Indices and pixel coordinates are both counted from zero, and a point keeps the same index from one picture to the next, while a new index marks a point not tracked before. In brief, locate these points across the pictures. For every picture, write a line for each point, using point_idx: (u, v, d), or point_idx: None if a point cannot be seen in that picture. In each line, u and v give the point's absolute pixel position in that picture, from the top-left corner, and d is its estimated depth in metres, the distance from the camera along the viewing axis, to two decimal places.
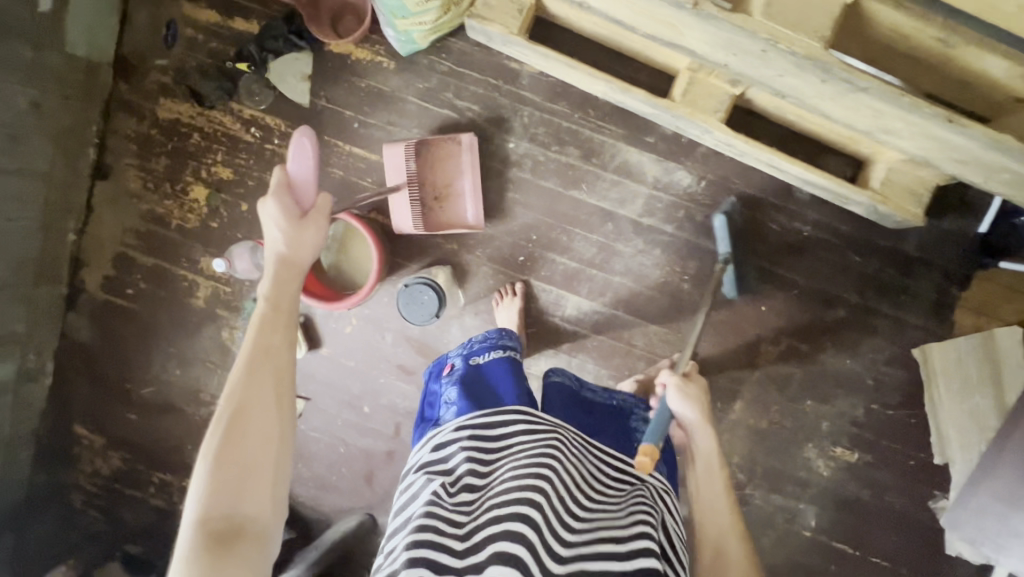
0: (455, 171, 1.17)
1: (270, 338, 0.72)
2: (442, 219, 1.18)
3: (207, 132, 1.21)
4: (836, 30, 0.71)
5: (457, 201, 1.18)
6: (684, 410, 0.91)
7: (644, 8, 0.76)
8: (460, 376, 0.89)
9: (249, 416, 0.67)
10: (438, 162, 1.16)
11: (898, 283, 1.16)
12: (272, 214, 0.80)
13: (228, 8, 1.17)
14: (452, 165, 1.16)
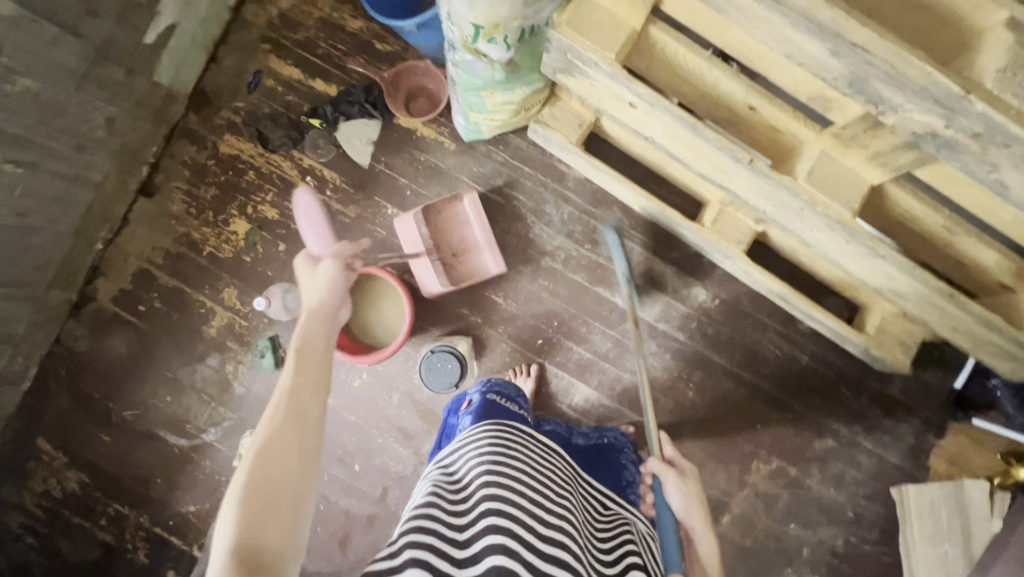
0: (466, 228, 1.23)
1: (299, 376, 0.69)
2: (460, 275, 1.23)
3: (264, 172, 1.27)
4: (862, 205, 0.83)
5: (473, 255, 1.24)
6: (689, 512, 0.85)
7: (704, 152, 0.88)
8: (477, 408, 0.87)
9: (275, 446, 0.60)
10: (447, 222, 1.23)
11: (881, 422, 1.25)
12: (326, 265, 0.85)
13: (312, 69, 1.26)
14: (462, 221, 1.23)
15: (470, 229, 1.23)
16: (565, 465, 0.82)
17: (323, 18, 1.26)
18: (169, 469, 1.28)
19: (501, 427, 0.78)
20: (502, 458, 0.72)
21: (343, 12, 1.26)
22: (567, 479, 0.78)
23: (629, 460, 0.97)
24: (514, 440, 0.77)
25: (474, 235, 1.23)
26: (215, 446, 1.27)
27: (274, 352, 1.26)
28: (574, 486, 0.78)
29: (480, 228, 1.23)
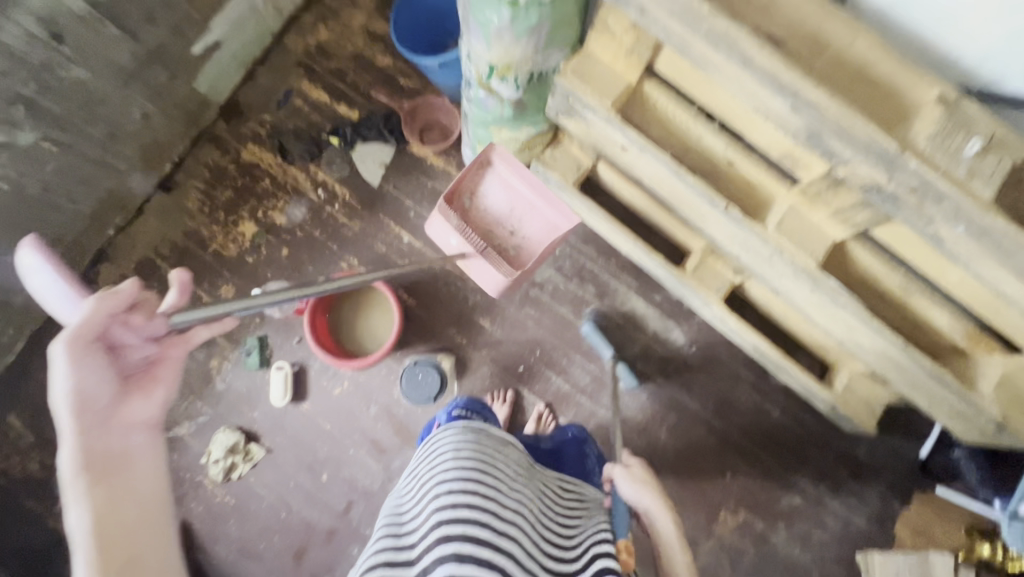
0: (509, 201, 1.26)
1: (107, 485, 0.55)
2: (522, 249, 1.27)
3: (279, 181, 1.35)
4: (827, 259, 0.90)
5: (528, 225, 1.28)
6: (639, 496, 0.92)
7: (686, 197, 0.96)
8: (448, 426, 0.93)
9: (122, 549, 0.55)
10: (485, 205, 1.27)
11: (847, 484, 1.27)
12: (73, 352, 0.54)
13: (338, 95, 1.37)
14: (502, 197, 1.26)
15: (511, 203, 1.26)
16: (523, 459, 0.89)
17: (356, 52, 1.38)
18: None
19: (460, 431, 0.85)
20: (456, 457, 0.79)
21: (374, 48, 1.38)
22: (522, 474, 0.84)
23: (591, 452, 1.08)
24: (468, 442, 0.83)
25: (518, 205, 1.27)
26: (185, 440, 1.27)
27: (261, 350, 1.27)
28: (528, 480, 0.85)
29: (523, 200, 1.27)
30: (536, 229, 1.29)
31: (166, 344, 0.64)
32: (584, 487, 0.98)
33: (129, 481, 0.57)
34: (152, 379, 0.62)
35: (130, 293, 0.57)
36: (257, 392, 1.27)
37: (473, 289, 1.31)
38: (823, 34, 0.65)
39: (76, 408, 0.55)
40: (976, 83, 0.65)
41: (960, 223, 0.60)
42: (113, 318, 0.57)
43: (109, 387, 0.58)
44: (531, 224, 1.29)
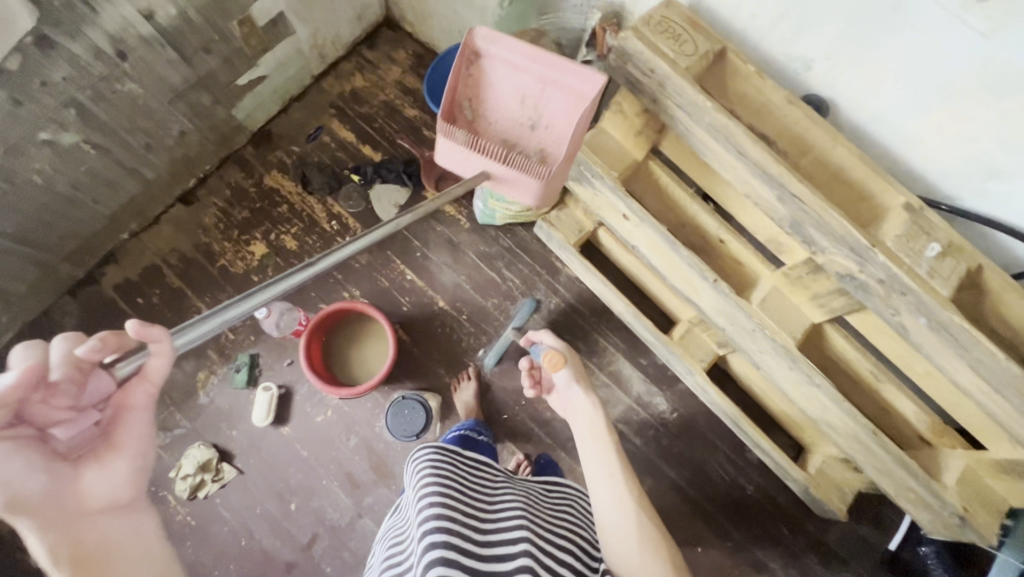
0: (519, 94, 0.92)
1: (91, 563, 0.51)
2: (547, 144, 0.93)
3: (296, 208, 1.41)
4: (805, 340, 0.96)
5: (549, 112, 0.92)
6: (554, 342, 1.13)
7: (680, 269, 1.03)
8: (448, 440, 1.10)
9: None
10: (490, 111, 0.94)
11: (816, 571, 1.26)
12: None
13: (365, 138, 1.46)
14: (509, 93, 0.93)
15: (522, 96, 0.93)
16: (502, 475, 0.98)
17: (387, 101, 1.49)
18: None
19: (435, 446, 0.94)
20: (435, 473, 0.87)
21: (404, 101, 1.49)
22: (501, 493, 0.90)
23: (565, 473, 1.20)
24: (447, 459, 0.93)
25: (528, 91, 0.92)
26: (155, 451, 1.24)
27: (250, 368, 1.28)
28: (513, 491, 0.91)
29: (534, 80, 0.91)
30: (558, 109, 0.92)
31: (117, 396, 0.55)
32: (567, 485, 1.04)
33: (113, 565, 0.52)
34: (109, 448, 0.54)
35: (27, 377, 0.48)
36: (238, 411, 1.27)
37: (467, 333, 1.35)
38: (810, 140, 0.75)
39: (17, 516, 0.48)
40: (939, 196, 0.74)
41: (923, 316, 0.67)
42: (27, 398, 0.49)
43: (49, 475, 0.50)
44: (552, 106, 0.92)
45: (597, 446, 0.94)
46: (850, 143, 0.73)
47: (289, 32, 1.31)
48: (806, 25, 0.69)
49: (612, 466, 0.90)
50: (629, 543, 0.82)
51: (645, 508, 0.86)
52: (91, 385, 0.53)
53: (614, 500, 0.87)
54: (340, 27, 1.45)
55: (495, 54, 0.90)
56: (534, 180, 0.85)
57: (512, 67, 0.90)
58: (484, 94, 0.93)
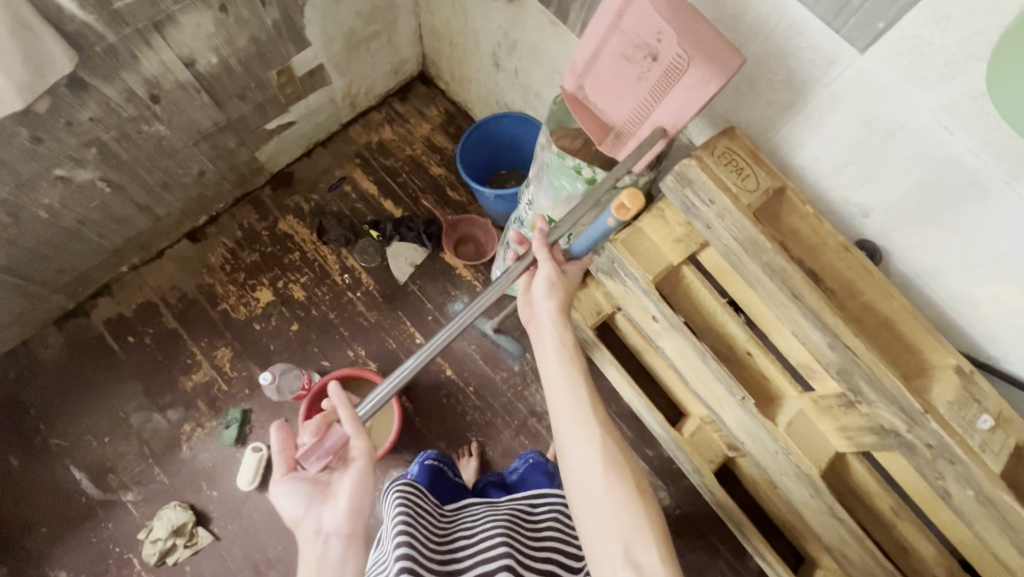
0: (619, 55, 0.74)
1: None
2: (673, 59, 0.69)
3: (308, 257, 1.36)
4: (828, 467, 0.95)
5: (647, 27, 0.69)
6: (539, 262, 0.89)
7: (706, 378, 1.01)
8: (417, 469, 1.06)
9: None
10: (611, 102, 0.79)
11: None
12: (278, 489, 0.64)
13: (387, 191, 1.44)
14: (610, 70, 0.76)
15: (627, 56, 0.73)
16: (482, 507, 0.96)
17: (413, 157, 1.47)
18: (65, 519, 1.15)
19: (409, 483, 0.94)
20: (414, 512, 0.88)
21: (431, 158, 1.47)
22: (465, 520, 0.92)
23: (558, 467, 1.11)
24: (423, 499, 0.93)
25: (622, 44, 0.73)
26: (127, 507, 1.16)
27: (241, 425, 1.21)
28: (494, 515, 0.90)
29: (620, 36, 0.72)
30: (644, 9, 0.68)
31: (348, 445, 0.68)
32: (554, 494, 0.98)
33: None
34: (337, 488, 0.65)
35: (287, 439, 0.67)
36: (223, 469, 1.19)
37: (472, 406, 1.30)
38: (861, 287, 0.73)
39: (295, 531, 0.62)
40: (982, 355, 0.74)
41: (970, 488, 0.65)
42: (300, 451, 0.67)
43: (307, 504, 0.63)
44: (653, 24, 0.68)
45: (577, 417, 0.75)
46: (904, 296, 0.72)
47: (325, 82, 1.29)
48: (870, 179, 0.69)
49: (592, 439, 0.72)
50: (614, 534, 0.66)
51: (628, 475, 0.70)
52: (332, 437, 0.68)
53: (591, 482, 0.70)
54: (375, 79, 1.43)
55: (575, 71, 0.80)
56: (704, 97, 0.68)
57: (596, 54, 0.76)
58: (599, 94, 0.80)
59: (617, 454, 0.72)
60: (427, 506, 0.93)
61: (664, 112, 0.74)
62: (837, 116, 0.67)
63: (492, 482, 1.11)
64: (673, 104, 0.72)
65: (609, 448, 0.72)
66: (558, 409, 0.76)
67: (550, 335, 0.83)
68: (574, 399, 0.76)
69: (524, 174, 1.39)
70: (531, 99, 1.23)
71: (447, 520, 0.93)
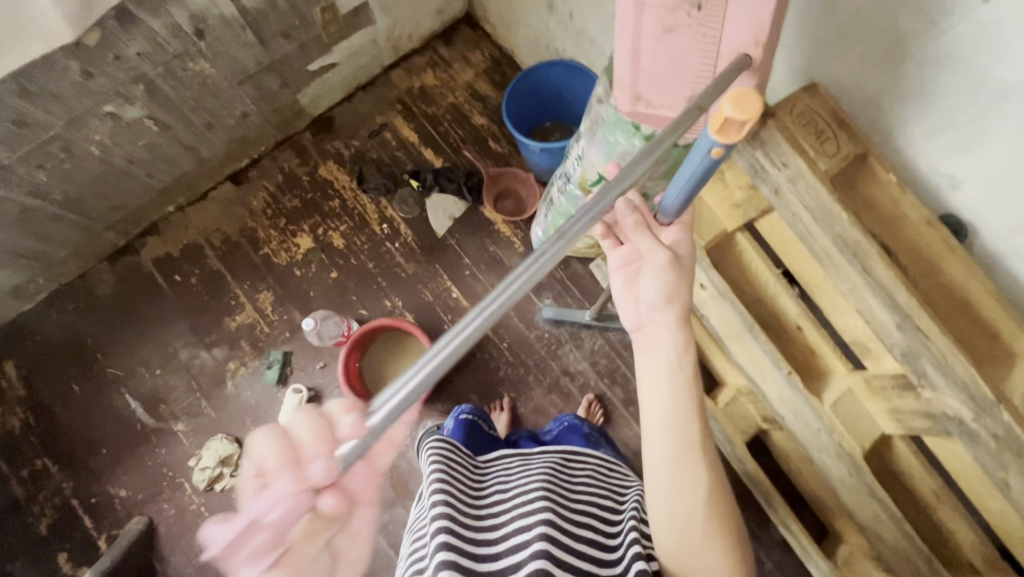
0: (661, 33, 0.68)
1: None
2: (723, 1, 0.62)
3: (347, 205, 1.36)
4: (870, 447, 0.92)
5: None
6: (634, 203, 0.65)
7: (749, 350, 0.98)
8: (452, 428, 1.07)
9: None
10: (664, 76, 0.72)
11: None
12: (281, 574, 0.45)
13: (427, 140, 1.40)
14: (655, 50, 0.70)
15: (670, 29, 0.67)
16: (516, 460, 0.93)
17: (456, 104, 1.42)
18: (122, 443, 1.23)
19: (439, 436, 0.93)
20: (448, 467, 0.85)
21: (474, 107, 1.42)
22: (502, 475, 0.88)
23: (591, 429, 1.13)
24: (456, 455, 0.90)
25: (659, 22, 0.67)
26: (177, 436, 1.23)
27: (282, 366, 1.25)
28: (530, 470, 0.85)
29: (653, 12, 0.66)
30: None
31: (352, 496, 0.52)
32: (588, 455, 0.96)
33: None
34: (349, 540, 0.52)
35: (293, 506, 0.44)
36: (265, 407, 1.24)
37: (505, 362, 1.31)
38: (939, 265, 0.68)
39: None
40: None
41: None
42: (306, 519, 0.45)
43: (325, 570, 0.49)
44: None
45: (686, 455, 0.62)
46: (986, 279, 0.67)
47: (369, 21, 1.24)
48: (977, 148, 0.62)
49: (698, 480, 0.62)
50: None
51: (718, 512, 0.63)
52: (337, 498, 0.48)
53: (688, 531, 0.62)
54: (419, 20, 1.37)
55: (625, 87, 0.76)
56: None
57: (636, 53, 0.71)
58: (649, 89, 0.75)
59: (717, 495, 0.63)
60: (461, 462, 0.90)
61: (731, 37, 0.63)
62: (945, 78, 0.60)
63: (527, 435, 1.14)
64: (740, 27, 0.62)
65: (711, 492, 0.63)
66: (661, 439, 0.62)
67: (665, 337, 0.63)
68: (685, 420, 0.62)
69: (570, 128, 1.33)
70: (584, 46, 1.16)
71: (480, 474, 0.89)
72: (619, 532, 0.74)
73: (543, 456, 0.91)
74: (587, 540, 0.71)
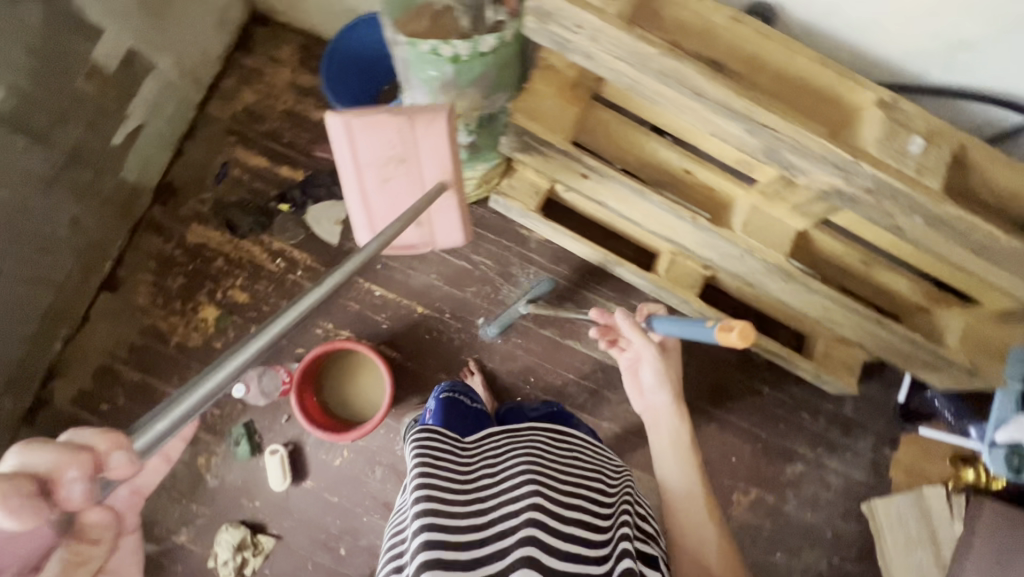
0: (380, 184, 0.82)
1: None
2: (416, 174, 0.82)
3: (232, 258, 1.28)
4: (793, 247, 0.95)
5: (387, 144, 0.79)
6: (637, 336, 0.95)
7: (653, 215, 0.99)
8: (434, 407, 1.04)
9: None
10: (387, 212, 0.86)
11: (841, 441, 1.35)
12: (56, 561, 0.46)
13: (278, 158, 1.32)
14: (380, 198, 0.84)
15: (387, 179, 0.82)
16: (502, 436, 0.92)
17: (288, 110, 1.33)
18: None
19: (425, 428, 0.89)
20: (432, 450, 0.83)
21: (306, 104, 1.33)
22: (489, 452, 0.88)
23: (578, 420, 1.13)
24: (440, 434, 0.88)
25: (375, 173, 0.81)
26: (185, 548, 1.20)
27: (249, 438, 1.22)
28: (516, 450, 0.86)
29: (370, 168, 0.80)
30: (371, 142, 0.78)
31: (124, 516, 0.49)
32: (574, 435, 0.97)
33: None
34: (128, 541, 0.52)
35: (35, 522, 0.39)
36: (255, 481, 1.22)
37: (455, 330, 1.30)
38: (762, 56, 0.68)
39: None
40: (903, 78, 0.73)
41: (918, 214, 0.65)
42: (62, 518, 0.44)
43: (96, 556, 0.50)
44: (384, 134, 0.77)
45: (694, 501, 0.89)
46: (809, 48, 0.67)
47: (149, 66, 1.13)
48: None
49: (704, 516, 0.88)
50: None
51: (724, 548, 0.84)
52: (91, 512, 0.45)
53: (702, 557, 0.83)
54: (203, 41, 1.25)
55: (362, 229, 0.87)
56: (443, 134, 0.78)
57: (363, 199, 0.83)
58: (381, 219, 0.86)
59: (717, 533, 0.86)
60: (446, 438, 0.89)
61: (432, 170, 0.81)
62: None
63: (510, 410, 1.14)
64: (430, 162, 0.81)
65: (714, 529, 0.86)
66: (672, 482, 0.92)
67: (664, 412, 0.99)
68: (686, 469, 0.93)
69: None
70: None
71: (463, 452, 0.88)
72: (609, 527, 0.77)
73: (533, 435, 0.90)
74: (578, 532, 0.72)
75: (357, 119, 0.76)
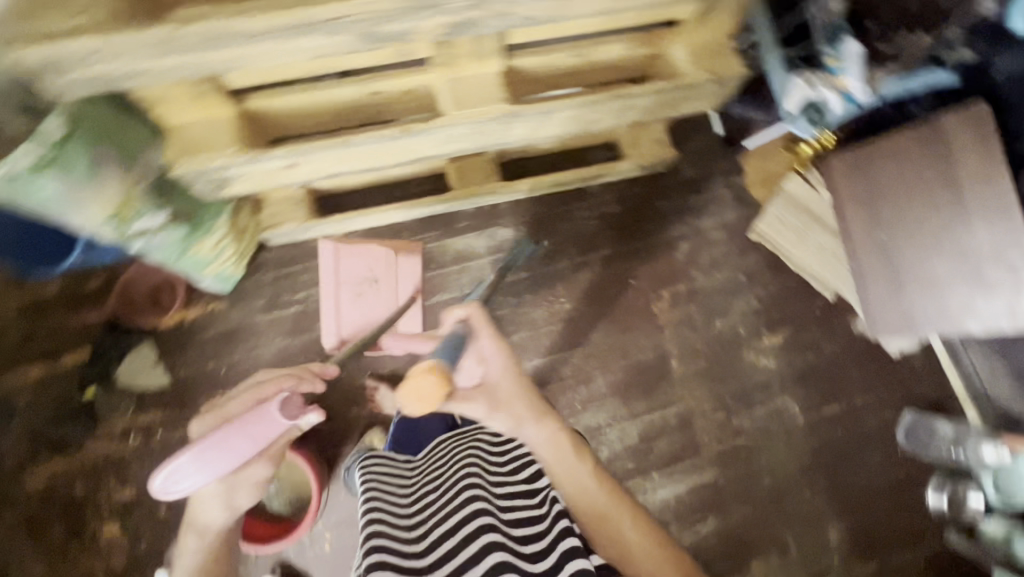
0: (353, 297, 1.19)
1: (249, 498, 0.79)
2: (380, 295, 1.20)
3: (88, 470, 1.17)
4: (510, 87, 0.93)
5: (355, 268, 1.18)
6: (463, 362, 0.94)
7: (384, 150, 0.95)
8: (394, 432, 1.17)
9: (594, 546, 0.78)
10: (357, 320, 1.20)
11: (697, 200, 1.43)
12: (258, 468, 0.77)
13: (51, 354, 1.19)
14: (349, 305, 1.19)
15: (358, 293, 1.19)
16: (450, 444, 0.99)
17: (22, 306, 1.20)
18: None
19: (369, 454, 1.02)
20: (382, 483, 0.91)
21: (34, 288, 1.20)
22: (433, 467, 0.94)
23: None
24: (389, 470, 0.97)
25: (351, 289, 1.19)
26: None
27: None
28: (459, 459, 0.91)
29: (347, 284, 1.19)
30: (352, 262, 1.18)
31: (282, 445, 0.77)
32: None
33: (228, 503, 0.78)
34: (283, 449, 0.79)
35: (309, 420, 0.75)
36: None
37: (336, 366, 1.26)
38: None
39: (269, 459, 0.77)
40: None
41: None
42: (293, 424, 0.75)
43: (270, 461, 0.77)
44: (361, 262, 1.19)
45: (583, 469, 0.88)
46: None
47: None
48: None
49: (593, 482, 0.87)
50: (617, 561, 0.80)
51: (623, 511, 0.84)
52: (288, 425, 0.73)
53: (598, 514, 0.84)
54: None
55: (331, 335, 1.19)
56: (412, 262, 1.23)
57: (336, 306, 1.19)
58: (347, 328, 1.20)
59: (608, 500, 0.85)
60: (392, 472, 0.96)
61: (404, 285, 1.22)
62: None
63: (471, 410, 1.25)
64: (405, 281, 1.22)
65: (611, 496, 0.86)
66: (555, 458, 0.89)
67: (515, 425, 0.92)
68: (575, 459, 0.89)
69: None
70: None
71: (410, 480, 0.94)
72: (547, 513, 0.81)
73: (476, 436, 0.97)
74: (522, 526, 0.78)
75: (341, 244, 1.18)
